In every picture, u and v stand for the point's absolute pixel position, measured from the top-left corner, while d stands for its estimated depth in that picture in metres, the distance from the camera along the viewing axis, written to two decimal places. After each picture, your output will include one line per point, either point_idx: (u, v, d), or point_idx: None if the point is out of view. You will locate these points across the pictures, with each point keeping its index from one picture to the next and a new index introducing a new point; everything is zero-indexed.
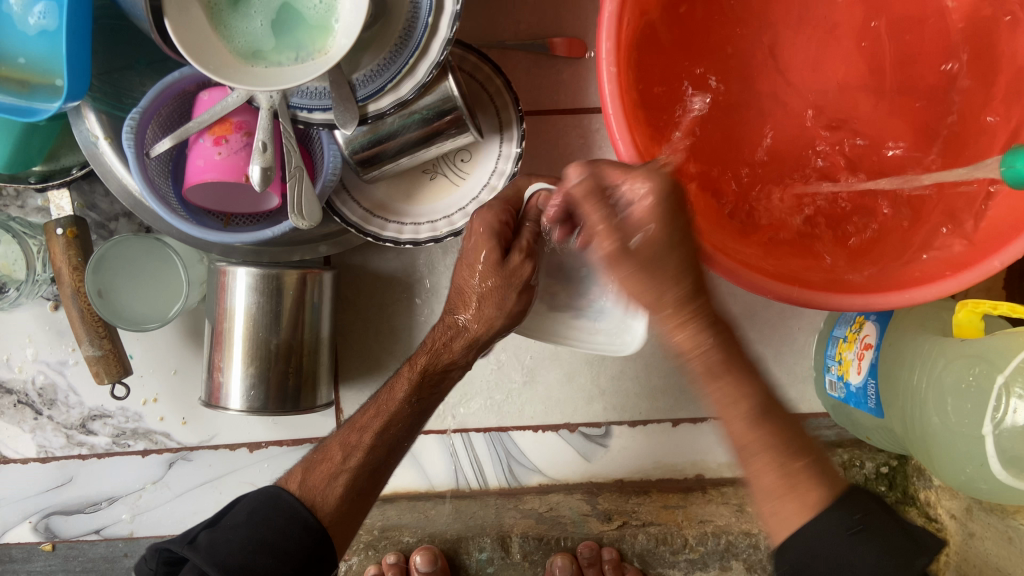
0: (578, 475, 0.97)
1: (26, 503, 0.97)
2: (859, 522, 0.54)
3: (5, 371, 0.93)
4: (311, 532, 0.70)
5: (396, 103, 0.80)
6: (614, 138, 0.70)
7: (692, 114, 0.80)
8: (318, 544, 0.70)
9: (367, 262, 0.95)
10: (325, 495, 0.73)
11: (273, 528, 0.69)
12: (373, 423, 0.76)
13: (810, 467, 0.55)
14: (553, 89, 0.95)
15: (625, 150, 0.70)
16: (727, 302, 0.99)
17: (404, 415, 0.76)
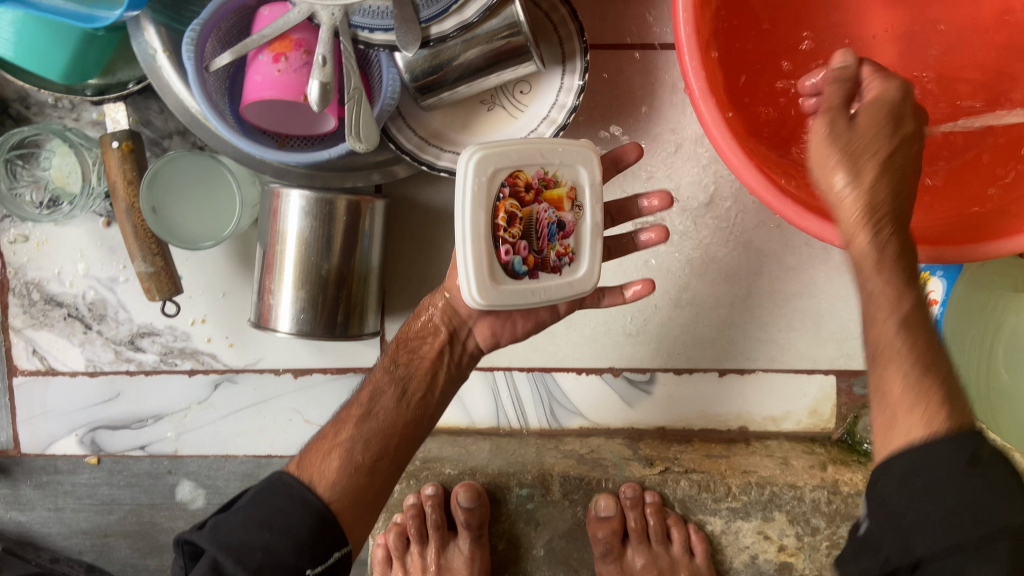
0: (618, 420, 0.99)
1: (73, 416, 0.98)
2: (973, 455, 0.51)
3: (57, 285, 0.94)
4: (311, 508, 0.70)
5: (460, 25, 0.77)
6: (682, 54, 0.68)
7: (761, 47, 0.80)
8: (320, 518, 0.70)
9: (418, 194, 0.94)
10: (323, 470, 0.73)
11: (276, 507, 0.69)
12: (360, 402, 0.78)
13: (940, 390, 0.54)
14: (619, 21, 0.91)
15: (692, 73, 0.68)
16: (783, 253, 0.96)
17: (391, 393, 0.79)
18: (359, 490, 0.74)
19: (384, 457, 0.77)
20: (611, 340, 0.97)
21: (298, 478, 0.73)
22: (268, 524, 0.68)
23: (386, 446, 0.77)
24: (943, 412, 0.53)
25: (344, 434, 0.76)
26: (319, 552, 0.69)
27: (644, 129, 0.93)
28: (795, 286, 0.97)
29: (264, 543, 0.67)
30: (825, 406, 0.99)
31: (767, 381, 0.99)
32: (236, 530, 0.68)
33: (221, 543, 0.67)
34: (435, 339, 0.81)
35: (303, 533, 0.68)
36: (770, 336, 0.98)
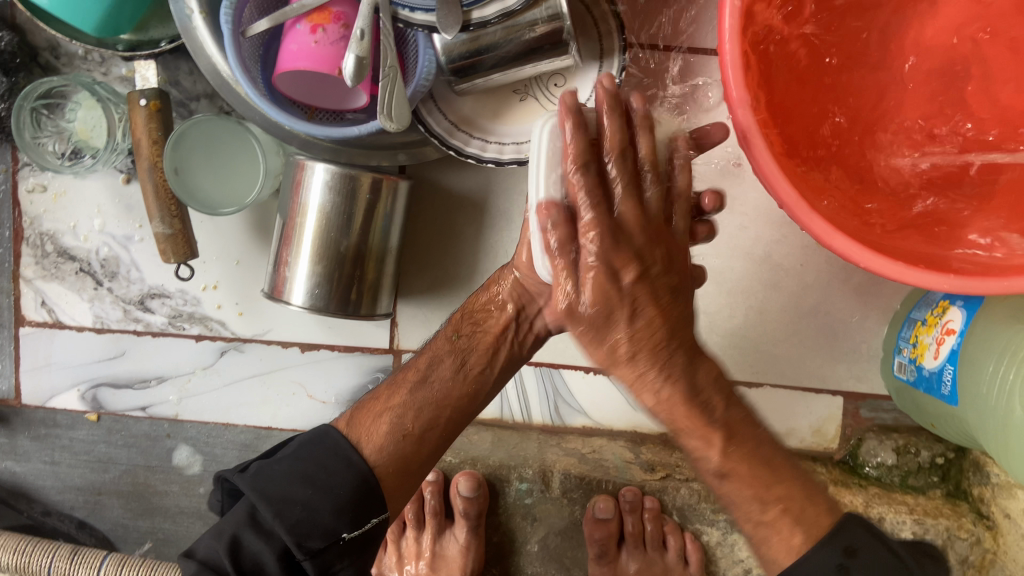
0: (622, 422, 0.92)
1: (76, 371, 0.98)
2: (846, 557, 0.64)
3: (71, 239, 0.94)
4: (355, 471, 0.71)
5: (501, 12, 0.76)
6: (724, 56, 0.63)
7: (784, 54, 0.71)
8: (364, 481, 0.71)
9: (441, 179, 0.94)
10: (370, 432, 0.74)
11: (322, 463, 0.71)
12: (415, 368, 0.78)
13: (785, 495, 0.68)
14: (659, 22, 0.90)
15: (733, 76, 0.63)
16: (801, 270, 0.96)
17: (449, 364, 0.78)
18: (403, 458, 0.74)
19: (429, 428, 0.77)
20: None
21: (341, 434, 0.74)
22: (312, 480, 0.70)
23: (438, 417, 0.77)
24: (803, 526, 0.67)
25: (397, 396, 0.76)
26: (358, 515, 0.70)
27: None
28: (809, 303, 0.97)
29: (306, 499, 0.68)
30: (830, 426, 0.99)
31: (773, 396, 0.99)
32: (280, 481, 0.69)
33: (266, 492, 0.68)
34: (498, 318, 0.79)
35: (344, 495, 0.70)
36: (780, 352, 0.98)
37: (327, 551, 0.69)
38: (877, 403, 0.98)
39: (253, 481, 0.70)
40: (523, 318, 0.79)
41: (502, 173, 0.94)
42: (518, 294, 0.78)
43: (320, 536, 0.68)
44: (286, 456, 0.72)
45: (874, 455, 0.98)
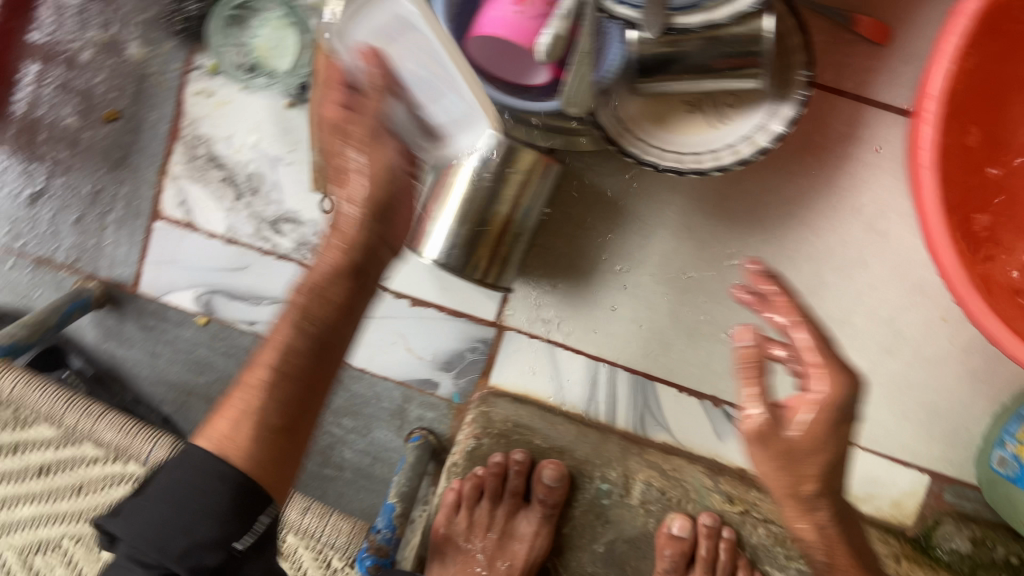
0: (703, 449, 0.98)
1: (197, 274, 1.00)
2: None
3: (224, 148, 0.97)
4: (228, 481, 0.64)
5: (704, 23, 0.74)
6: (924, 118, 0.71)
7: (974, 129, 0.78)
8: (248, 486, 0.65)
9: (588, 170, 0.96)
10: (234, 438, 0.67)
11: (191, 488, 0.63)
12: (264, 364, 0.71)
13: None
14: (838, 67, 0.91)
15: (927, 136, 0.72)
16: (918, 343, 0.95)
17: (304, 344, 0.73)
18: (277, 452, 0.69)
19: (298, 421, 0.71)
20: (722, 369, 0.98)
21: (206, 450, 0.66)
22: (179, 522, 0.62)
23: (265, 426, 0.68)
24: None
25: (241, 420, 0.68)
26: (247, 514, 0.65)
27: (826, 180, 0.93)
28: (917, 377, 0.96)
29: (182, 532, 0.62)
30: (909, 501, 0.98)
31: (860, 459, 0.98)
32: (149, 526, 0.62)
33: (141, 536, 0.61)
34: (348, 282, 0.77)
35: (225, 509, 0.63)
36: (877, 417, 0.98)
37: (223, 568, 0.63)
38: (962, 489, 0.97)
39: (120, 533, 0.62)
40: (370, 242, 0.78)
41: (645, 180, 0.96)
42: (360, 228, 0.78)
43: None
44: (149, 494, 0.63)
45: (948, 540, 0.96)
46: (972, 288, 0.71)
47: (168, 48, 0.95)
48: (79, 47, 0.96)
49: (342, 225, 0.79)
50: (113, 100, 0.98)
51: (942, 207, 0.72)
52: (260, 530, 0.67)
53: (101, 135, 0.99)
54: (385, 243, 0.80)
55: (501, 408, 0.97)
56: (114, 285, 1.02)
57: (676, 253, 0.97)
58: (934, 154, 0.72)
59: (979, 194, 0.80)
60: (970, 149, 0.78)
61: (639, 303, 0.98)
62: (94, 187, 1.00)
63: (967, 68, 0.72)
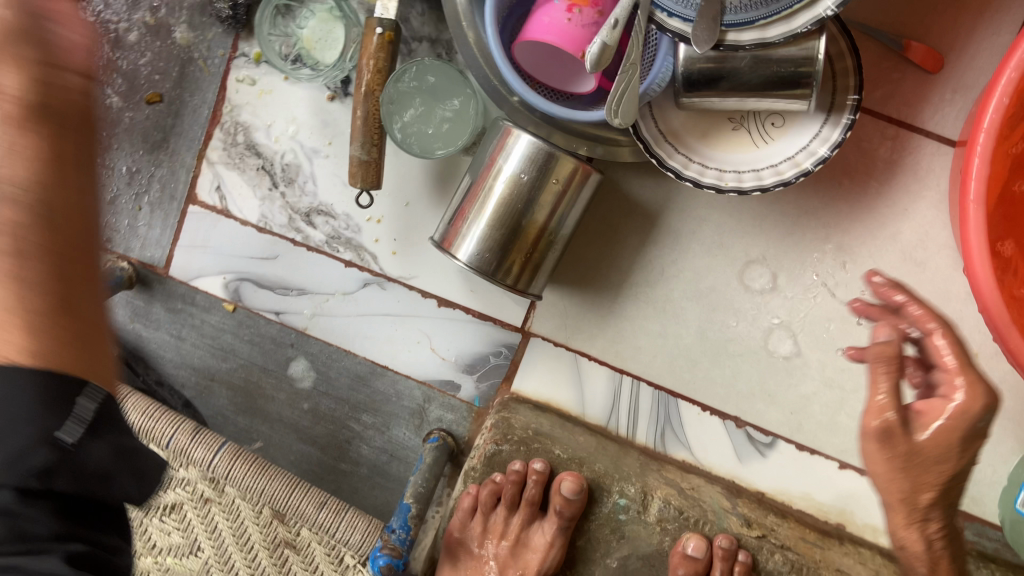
0: (716, 466, 0.99)
1: (228, 261, 1.01)
2: None
3: (263, 137, 0.97)
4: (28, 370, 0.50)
5: (758, 42, 0.76)
6: (975, 149, 0.70)
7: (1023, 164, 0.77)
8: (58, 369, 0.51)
9: (624, 182, 0.95)
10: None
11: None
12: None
13: None
14: (887, 93, 0.89)
15: (976, 167, 0.71)
16: None
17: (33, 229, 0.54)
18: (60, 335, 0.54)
19: (76, 294, 0.56)
20: (746, 389, 0.97)
21: None
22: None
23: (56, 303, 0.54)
24: None
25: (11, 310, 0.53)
26: (69, 404, 0.51)
27: (866, 207, 0.92)
28: None
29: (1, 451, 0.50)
30: None
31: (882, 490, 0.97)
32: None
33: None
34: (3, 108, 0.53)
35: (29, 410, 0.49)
36: None
37: (63, 468, 0.50)
38: (983, 529, 0.96)
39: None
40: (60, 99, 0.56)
41: (684, 194, 0.95)
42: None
43: (25, 480, 0.49)
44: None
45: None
46: (1013, 327, 0.70)
47: (214, 33, 0.95)
48: (125, 27, 0.96)
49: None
50: (155, 82, 0.98)
51: (987, 241, 0.71)
52: (86, 417, 0.52)
53: (141, 117, 0.99)
54: (54, 65, 0.55)
55: (521, 416, 0.95)
56: (144, 266, 1.03)
57: (708, 271, 0.96)
58: (982, 185, 0.71)
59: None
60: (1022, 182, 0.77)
61: (666, 318, 0.97)
62: (131, 168, 1.00)
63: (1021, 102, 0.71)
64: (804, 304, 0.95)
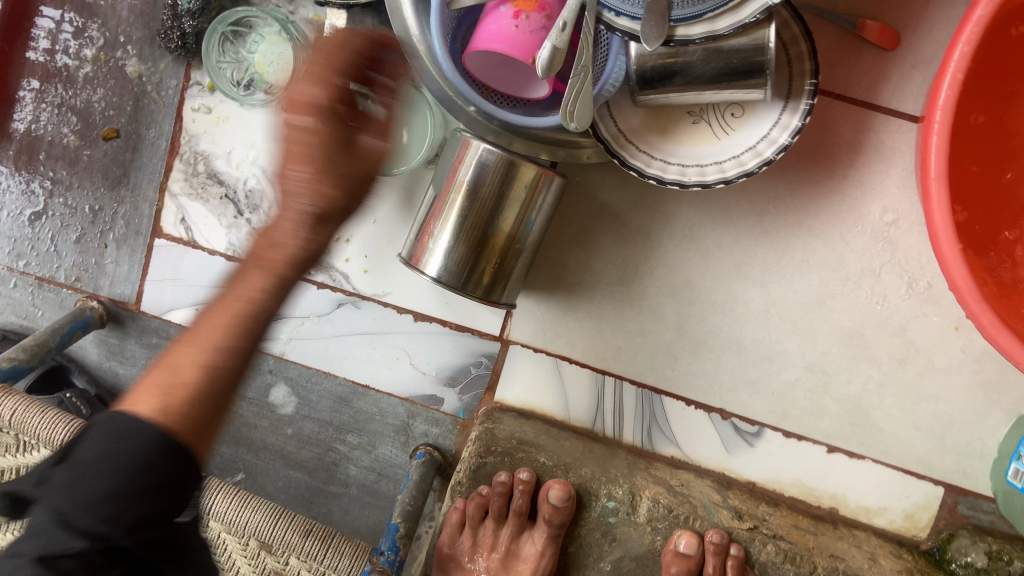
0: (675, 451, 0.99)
1: (198, 292, 1.00)
2: None
3: (223, 164, 0.96)
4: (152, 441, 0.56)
5: (708, 36, 0.75)
6: (931, 129, 0.69)
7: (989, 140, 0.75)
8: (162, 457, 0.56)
9: (589, 183, 0.94)
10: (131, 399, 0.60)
11: (137, 444, 0.55)
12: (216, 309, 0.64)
13: None
14: (847, 74, 0.89)
15: (936, 147, 0.69)
16: (931, 354, 0.93)
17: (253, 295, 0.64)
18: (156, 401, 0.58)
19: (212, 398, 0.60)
20: (728, 381, 0.97)
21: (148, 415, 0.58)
22: (136, 489, 0.54)
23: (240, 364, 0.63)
24: None
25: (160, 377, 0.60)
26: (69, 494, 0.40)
27: (834, 190, 0.92)
28: (930, 388, 0.94)
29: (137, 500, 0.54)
30: (923, 514, 0.96)
31: (872, 471, 0.97)
32: (72, 492, 0.54)
33: (68, 495, 0.54)
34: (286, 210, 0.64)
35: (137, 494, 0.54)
36: (890, 429, 0.96)
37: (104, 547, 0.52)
38: (977, 502, 0.95)
39: (42, 511, 0.55)
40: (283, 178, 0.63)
41: (651, 190, 0.94)
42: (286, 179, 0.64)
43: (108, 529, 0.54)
44: (84, 454, 0.56)
45: (963, 553, 0.93)
46: (985, 303, 0.69)
47: (165, 64, 0.94)
48: (75, 65, 0.95)
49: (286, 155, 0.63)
50: (110, 117, 0.96)
51: (952, 220, 0.70)
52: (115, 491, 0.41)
53: (100, 153, 0.98)
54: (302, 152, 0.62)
55: (505, 426, 0.94)
56: (115, 303, 1.02)
57: (681, 266, 0.95)
58: (943, 164, 0.69)
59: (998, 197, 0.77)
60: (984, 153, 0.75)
61: (643, 316, 0.97)
62: (94, 205, 0.99)
63: (972, 78, 0.70)
64: (779, 292, 0.94)
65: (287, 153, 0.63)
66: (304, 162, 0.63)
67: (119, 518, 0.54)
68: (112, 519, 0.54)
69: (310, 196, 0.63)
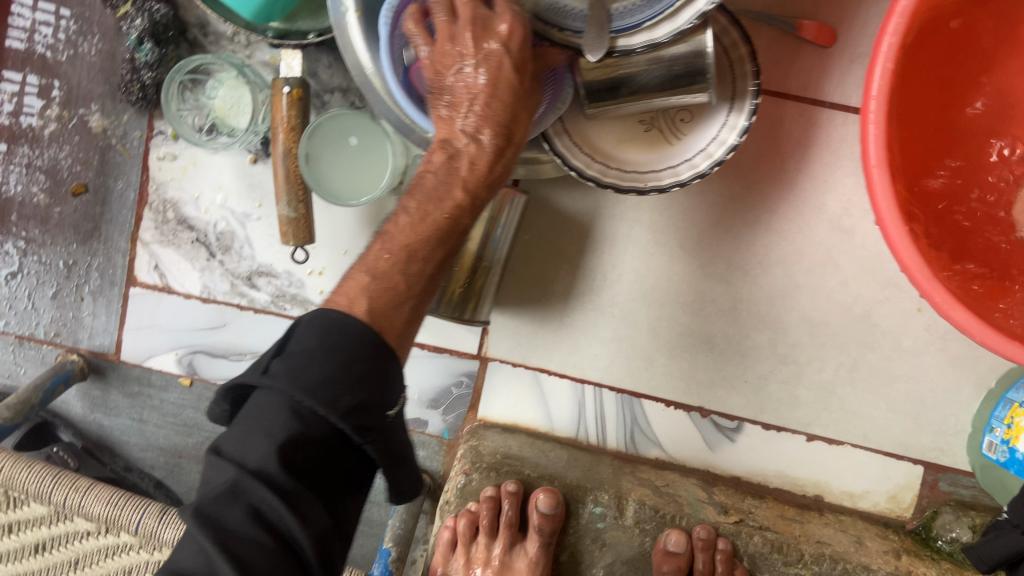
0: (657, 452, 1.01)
1: (177, 336, 1.01)
2: None
3: (192, 209, 0.98)
4: (354, 336, 0.58)
5: (648, 44, 0.76)
6: (867, 119, 0.71)
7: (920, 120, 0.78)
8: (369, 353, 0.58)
9: (551, 197, 0.96)
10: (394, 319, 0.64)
11: (355, 339, 0.58)
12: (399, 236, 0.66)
13: None
14: (789, 73, 0.92)
15: (873, 134, 0.71)
16: (898, 335, 0.96)
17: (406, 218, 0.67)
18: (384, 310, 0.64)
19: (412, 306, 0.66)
20: (705, 379, 0.99)
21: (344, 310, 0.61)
22: (348, 378, 0.56)
23: (426, 266, 0.67)
24: None
25: (361, 275, 0.65)
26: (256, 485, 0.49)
27: (787, 184, 0.94)
28: (900, 369, 0.96)
29: (353, 387, 0.56)
30: (906, 494, 0.98)
31: (851, 456, 0.99)
32: (297, 374, 0.56)
33: (291, 380, 0.56)
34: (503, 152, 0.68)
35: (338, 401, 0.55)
36: (865, 413, 0.98)
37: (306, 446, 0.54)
38: (957, 478, 0.97)
39: (267, 396, 0.57)
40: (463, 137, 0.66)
41: (612, 199, 0.96)
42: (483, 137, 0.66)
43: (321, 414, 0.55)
44: (300, 349, 0.57)
45: (948, 530, 0.96)
46: (937, 282, 0.70)
47: (128, 117, 0.96)
48: (40, 124, 0.97)
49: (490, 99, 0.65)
50: (78, 173, 0.98)
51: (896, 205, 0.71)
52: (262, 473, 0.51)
53: (70, 210, 0.99)
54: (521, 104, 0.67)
55: (489, 441, 0.96)
56: (96, 355, 1.03)
57: (648, 270, 0.97)
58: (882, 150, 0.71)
59: (924, 169, 0.79)
60: (920, 141, 0.78)
61: (617, 322, 0.99)
62: (67, 260, 1.01)
63: (902, 67, 0.72)
64: (744, 288, 0.97)
65: (471, 92, 0.65)
66: (484, 106, 0.65)
67: (338, 401, 0.55)
68: (329, 402, 0.55)
69: (508, 122, 0.66)
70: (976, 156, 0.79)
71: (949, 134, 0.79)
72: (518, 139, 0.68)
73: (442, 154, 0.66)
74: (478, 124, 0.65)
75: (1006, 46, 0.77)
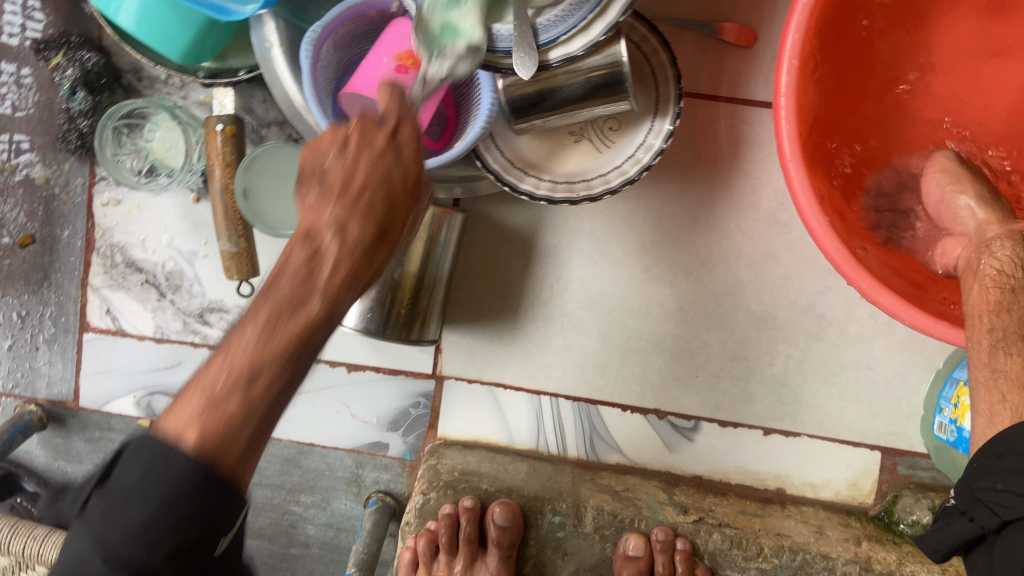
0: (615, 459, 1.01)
1: (133, 379, 1.03)
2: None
3: (140, 251, 0.99)
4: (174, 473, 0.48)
5: (564, 58, 0.78)
6: (779, 114, 0.70)
7: (818, 90, 0.78)
8: (192, 489, 0.48)
9: (493, 213, 0.98)
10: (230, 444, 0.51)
11: (177, 481, 0.48)
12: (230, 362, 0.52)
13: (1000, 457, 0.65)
14: (715, 75, 0.94)
15: (785, 128, 0.70)
16: (844, 323, 0.96)
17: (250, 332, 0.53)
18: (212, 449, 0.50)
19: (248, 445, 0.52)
20: (659, 381, 1.00)
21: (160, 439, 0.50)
22: (169, 524, 0.48)
23: (271, 389, 0.53)
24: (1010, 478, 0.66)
25: (194, 398, 0.51)
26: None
27: (722, 183, 0.96)
28: (851, 357, 0.97)
29: (177, 533, 0.48)
30: (866, 480, 0.99)
31: (810, 447, 0.99)
32: (113, 519, 0.48)
33: (105, 524, 0.48)
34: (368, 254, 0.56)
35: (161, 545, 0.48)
36: (819, 403, 0.98)
37: None
38: (915, 461, 0.99)
39: (79, 540, 0.49)
40: (325, 234, 0.55)
41: (552, 211, 0.97)
42: (353, 232, 0.56)
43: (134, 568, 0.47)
44: (116, 484, 0.49)
45: (909, 513, 0.96)
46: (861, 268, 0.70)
47: (69, 165, 0.97)
48: None
49: (360, 184, 0.56)
50: (25, 224, 0.99)
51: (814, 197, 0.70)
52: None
53: (19, 261, 1.00)
54: (403, 198, 0.58)
55: (448, 459, 0.97)
56: (54, 404, 1.04)
57: (595, 278, 0.98)
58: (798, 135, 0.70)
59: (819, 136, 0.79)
60: (817, 129, 0.79)
61: (569, 332, 1.00)
62: (20, 311, 1.01)
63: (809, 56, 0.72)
64: (690, 288, 0.98)
65: (347, 180, 0.56)
66: (354, 196, 0.56)
67: (156, 548, 0.47)
68: (150, 549, 0.47)
69: (384, 217, 0.57)
70: (842, 119, 0.83)
71: (830, 95, 0.80)
72: (392, 240, 0.58)
73: (303, 255, 0.54)
74: (349, 217, 0.55)
75: (876, 18, 0.79)
